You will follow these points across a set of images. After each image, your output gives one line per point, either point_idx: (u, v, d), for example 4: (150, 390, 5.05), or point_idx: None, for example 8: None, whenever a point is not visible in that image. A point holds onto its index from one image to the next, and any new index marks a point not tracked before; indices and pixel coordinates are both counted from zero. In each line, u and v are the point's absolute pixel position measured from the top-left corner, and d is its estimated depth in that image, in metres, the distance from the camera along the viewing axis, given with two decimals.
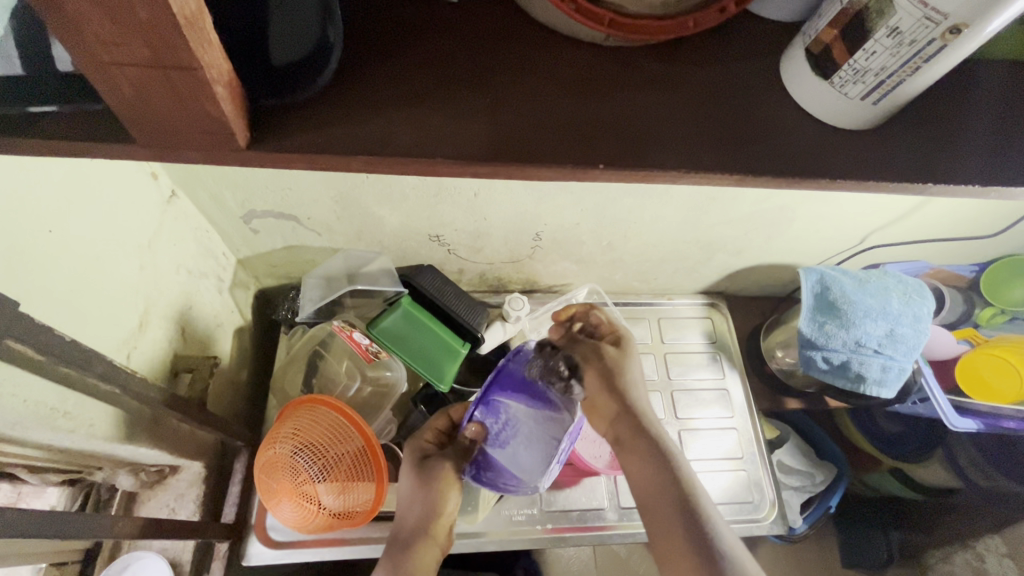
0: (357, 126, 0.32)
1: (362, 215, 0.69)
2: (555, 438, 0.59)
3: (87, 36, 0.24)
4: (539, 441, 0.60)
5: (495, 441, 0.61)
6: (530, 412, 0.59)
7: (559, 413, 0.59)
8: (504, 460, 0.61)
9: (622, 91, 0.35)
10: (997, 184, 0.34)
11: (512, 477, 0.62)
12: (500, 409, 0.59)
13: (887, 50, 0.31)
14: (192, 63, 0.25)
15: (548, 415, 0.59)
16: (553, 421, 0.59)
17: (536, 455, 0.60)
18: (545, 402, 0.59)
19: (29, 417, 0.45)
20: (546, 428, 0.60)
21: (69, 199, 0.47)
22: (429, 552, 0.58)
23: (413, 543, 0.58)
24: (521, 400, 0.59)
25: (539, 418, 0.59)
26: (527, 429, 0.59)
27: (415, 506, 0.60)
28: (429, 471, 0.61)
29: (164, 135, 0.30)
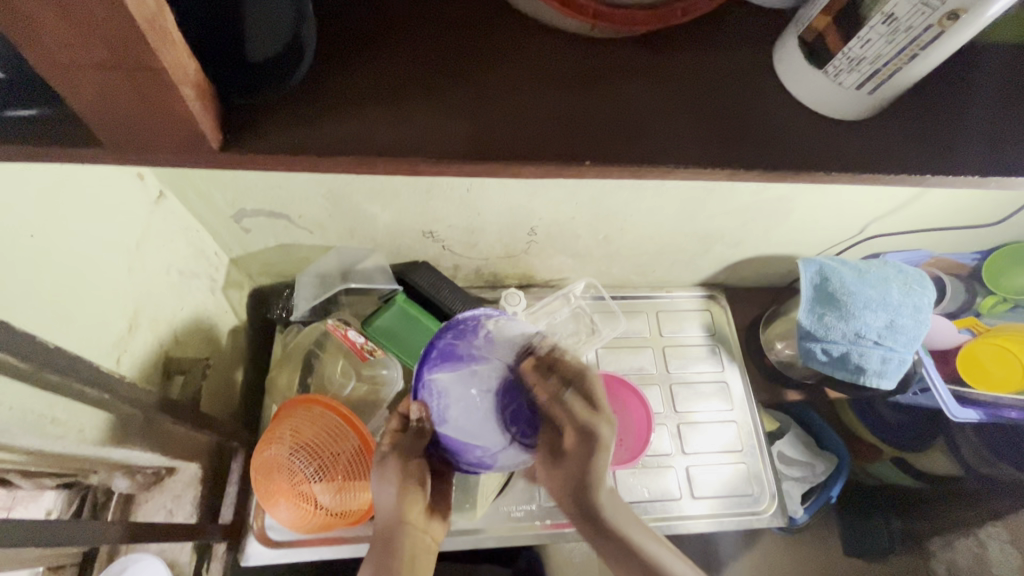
0: (332, 125, 0.32)
1: (354, 212, 0.68)
2: (490, 388, 0.44)
3: (44, 36, 0.23)
4: (474, 401, 0.44)
5: (439, 419, 0.46)
6: (458, 378, 0.45)
7: (493, 371, 0.44)
8: (460, 437, 0.45)
9: (610, 86, 0.34)
10: (997, 173, 0.33)
11: (479, 453, 0.46)
12: (429, 379, 0.46)
13: (883, 37, 0.30)
14: (154, 64, 0.24)
15: (485, 377, 0.44)
16: (483, 369, 0.45)
17: (480, 417, 0.44)
18: (470, 358, 0.45)
19: (16, 424, 0.45)
20: (486, 389, 0.44)
21: (51, 203, 0.46)
22: (419, 557, 0.50)
23: (395, 547, 0.49)
24: (447, 365, 0.45)
25: (463, 377, 0.45)
26: (459, 391, 0.45)
27: (385, 504, 0.50)
28: (387, 466, 0.50)
29: (133, 137, 0.29)
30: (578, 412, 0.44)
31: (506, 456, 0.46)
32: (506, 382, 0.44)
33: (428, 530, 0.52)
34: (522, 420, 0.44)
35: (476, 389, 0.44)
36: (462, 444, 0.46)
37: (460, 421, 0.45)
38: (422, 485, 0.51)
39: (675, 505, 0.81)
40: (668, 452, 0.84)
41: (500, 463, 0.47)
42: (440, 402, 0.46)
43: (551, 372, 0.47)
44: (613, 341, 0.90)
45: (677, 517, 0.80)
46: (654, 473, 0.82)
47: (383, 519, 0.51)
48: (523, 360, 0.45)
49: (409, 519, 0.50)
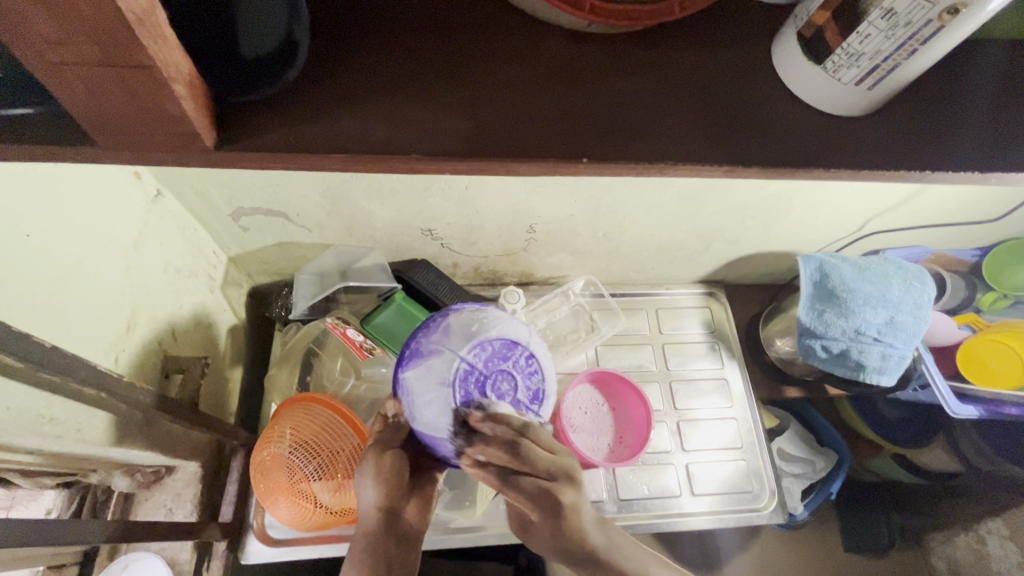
0: (328, 123, 0.31)
1: (351, 210, 0.68)
2: (450, 376, 0.45)
3: (33, 32, 0.22)
4: (438, 390, 0.45)
5: (409, 417, 0.46)
6: (421, 371, 0.46)
7: (452, 359, 0.46)
8: (431, 430, 0.44)
9: (606, 82, 0.34)
10: (997, 170, 0.33)
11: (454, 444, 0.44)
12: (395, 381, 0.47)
13: (882, 32, 0.29)
14: (145, 61, 0.24)
15: (444, 364, 0.46)
16: (441, 361, 0.46)
17: (446, 405, 0.44)
18: (427, 352, 0.47)
19: (14, 424, 0.44)
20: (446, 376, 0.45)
21: (46, 202, 0.45)
22: (405, 550, 0.48)
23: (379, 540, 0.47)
24: (411, 363, 0.47)
25: (423, 372, 0.46)
26: (423, 386, 0.45)
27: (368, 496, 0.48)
28: (367, 461, 0.49)
29: (126, 136, 0.29)
30: (532, 490, 0.40)
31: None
32: (466, 367, 0.46)
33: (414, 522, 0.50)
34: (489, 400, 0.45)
35: (437, 377, 0.45)
36: (434, 440, 0.44)
37: (428, 414, 0.44)
38: (403, 476, 0.49)
39: (674, 502, 0.81)
40: (667, 449, 0.84)
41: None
42: (408, 402, 0.46)
43: (513, 355, 0.48)
44: (612, 338, 0.90)
45: (677, 514, 0.80)
46: (654, 471, 0.82)
47: (366, 514, 0.49)
48: (481, 346, 0.47)
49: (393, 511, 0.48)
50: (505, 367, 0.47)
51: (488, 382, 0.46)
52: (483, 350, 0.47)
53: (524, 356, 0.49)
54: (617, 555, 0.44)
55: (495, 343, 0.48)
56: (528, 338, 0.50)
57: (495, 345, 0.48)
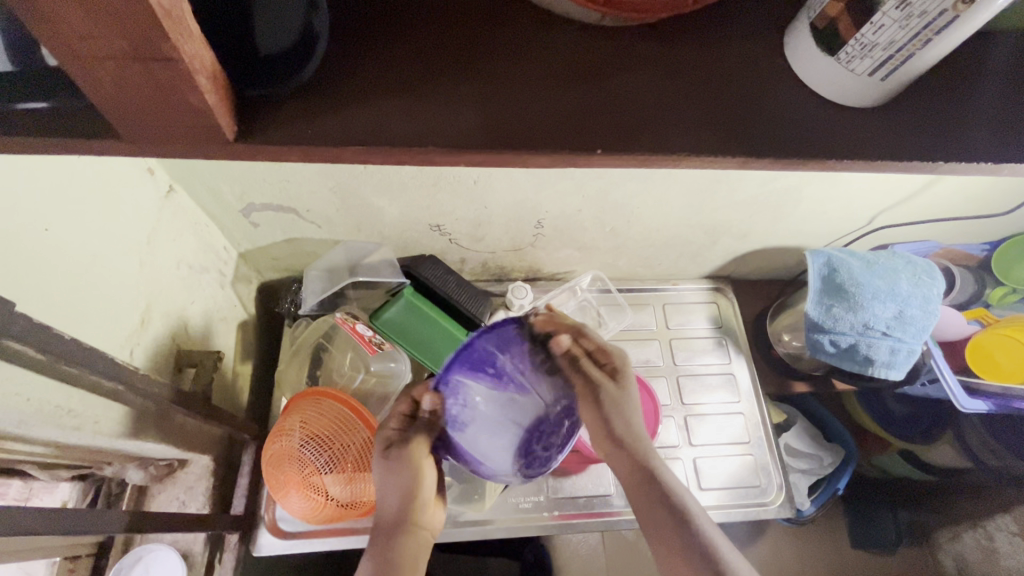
0: (344, 117, 0.32)
1: (361, 206, 0.69)
2: (524, 424, 0.49)
3: (63, 26, 0.23)
4: (503, 426, 0.49)
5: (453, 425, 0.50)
6: (492, 397, 0.48)
7: (529, 400, 0.48)
8: (470, 447, 0.50)
9: (618, 74, 0.34)
10: (1009, 161, 0.33)
11: (485, 465, 0.51)
12: (459, 386, 0.48)
13: (896, 23, 0.30)
14: (171, 54, 0.24)
15: (518, 402, 0.48)
16: (526, 404, 0.48)
17: (502, 440, 0.49)
18: (509, 382, 0.48)
19: (34, 415, 0.45)
20: (515, 415, 0.48)
21: (64, 197, 0.46)
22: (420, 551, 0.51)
23: (403, 540, 0.50)
24: (484, 378, 0.47)
25: (502, 403, 0.48)
26: (492, 412, 0.48)
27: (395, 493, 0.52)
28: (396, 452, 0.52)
29: (150, 128, 0.29)
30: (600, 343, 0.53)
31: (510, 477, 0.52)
32: (542, 419, 0.49)
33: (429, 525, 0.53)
34: (539, 454, 0.51)
35: (506, 413, 0.48)
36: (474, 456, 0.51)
37: (478, 435, 0.49)
38: (430, 476, 0.53)
39: None
40: (675, 443, 0.84)
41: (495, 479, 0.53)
42: (464, 409, 0.49)
43: (573, 417, 0.52)
44: (620, 333, 0.90)
45: None
46: None
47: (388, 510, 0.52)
48: (558, 400, 0.50)
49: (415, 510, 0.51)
50: (563, 429, 0.52)
51: (547, 435, 0.50)
52: (558, 404, 0.50)
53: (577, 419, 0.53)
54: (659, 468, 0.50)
55: (564, 408, 0.51)
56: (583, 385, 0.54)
57: (568, 397, 0.51)
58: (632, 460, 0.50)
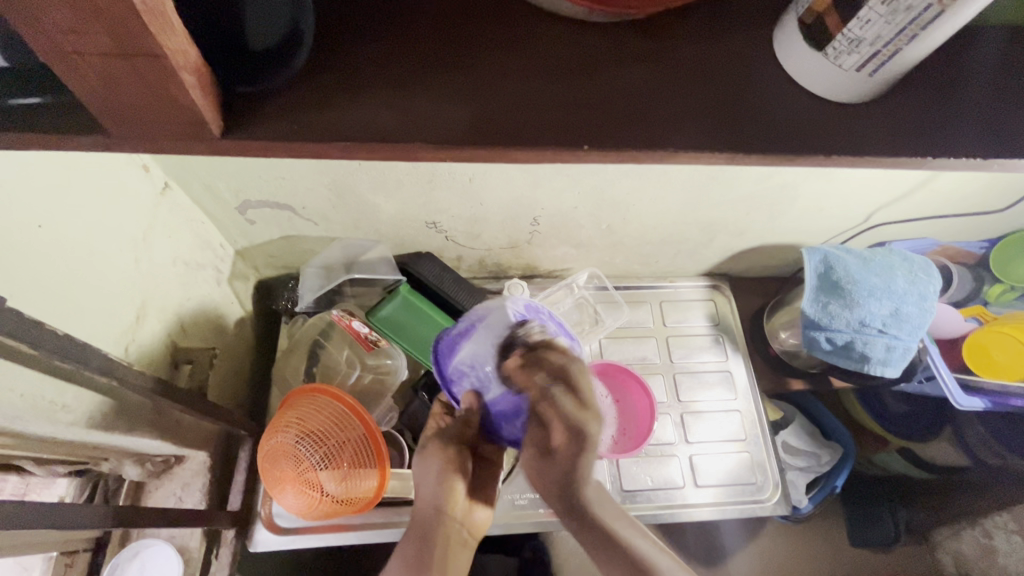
0: (332, 112, 0.32)
1: (356, 203, 0.69)
2: (515, 323, 0.50)
3: (46, 23, 0.23)
4: (506, 343, 0.49)
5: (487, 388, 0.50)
6: (478, 340, 0.50)
7: (501, 314, 0.51)
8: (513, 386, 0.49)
9: (607, 70, 0.34)
10: (999, 155, 0.33)
11: None
12: (460, 364, 0.51)
13: (882, 18, 0.30)
14: (155, 50, 0.24)
15: (494, 323, 0.51)
16: (507, 315, 0.51)
17: (519, 352, 0.49)
18: (473, 326, 0.51)
19: (28, 411, 0.45)
20: (505, 328, 0.50)
21: (57, 193, 0.46)
22: (456, 552, 0.50)
23: (437, 539, 0.50)
24: (466, 342, 0.51)
25: (484, 337, 0.50)
26: (491, 346, 0.50)
27: (428, 493, 0.52)
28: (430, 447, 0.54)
29: (136, 125, 0.29)
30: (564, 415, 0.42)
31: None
32: (522, 314, 0.52)
33: (467, 527, 0.52)
34: (554, 339, 0.52)
35: (496, 335, 0.50)
36: None
37: (503, 372, 0.49)
38: (463, 469, 0.53)
39: (678, 493, 0.81)
40: (671, 441, 0.84)
41: None
42: (479, 371, 0.50)
43: (546, 307, 0.56)
44: (616, 331, 0.90)
45: (681, 505, 0.80)
46: (658, 463, 0.83)
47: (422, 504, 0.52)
48: (516, 304, 0.53)
49: (449, 509, 0.51)
50: (547, 316, 0.54)
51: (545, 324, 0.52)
52: (522, 305, 0.53)
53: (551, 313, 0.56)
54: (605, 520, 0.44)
55: (526, 306, 0.54)
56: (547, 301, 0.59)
57: (531, 301, 0.55)
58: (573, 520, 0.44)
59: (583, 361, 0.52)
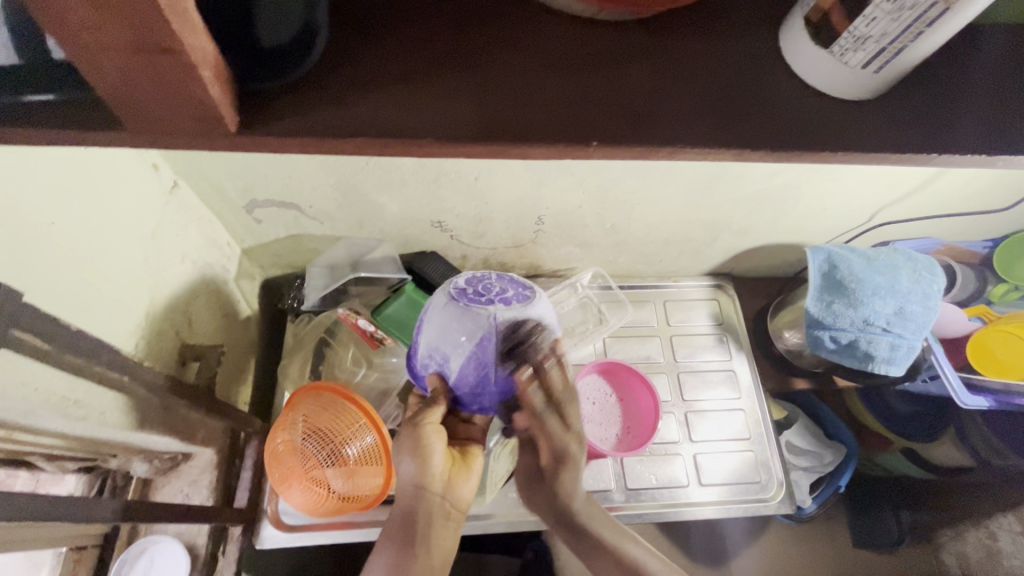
0: (344, 109, 0.32)
1: (362, 202, 0.69)
2: (451, 302, 0.50)
3: (70, 20, 0.24)
4: (450, 323, 0.49)
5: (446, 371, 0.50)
6: (426, 329, 0.51)
7: (440, 296, 0.51)
8: (466, 362, 0.49)
9: (613, 68, 0.34)
10: (1002, 152, 0.33)
11: (487, 354, 0.48)
12: (419, 359, 0.52)
13: (888, 15, 0.30)
14: (175, 46, 0.25)
15: (435, 307, 0.51)
16: (445, 297, 0.51)
17: (460, 327, 0.49)
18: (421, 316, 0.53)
19: (40, 406, 0.46)
20: (444, 308, 0.50)
21: (70, 190, 0.47)
22: (439, 529, 0.49)
23: (416, 520, 0.48)
24: (419, 335, 0.52)
25: (429, 323, 0.51)
26: (438, 331, 0.50)
27: (405, 470, 0.49)
28: (406, 437, 0.50)
29: (153, 120, 0.30)
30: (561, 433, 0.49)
31: (519, 327, 0.49)
32: (454, 291, 0.50)
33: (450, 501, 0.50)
34: (494, 300, 0.49)
35: (439, 318, 0.50)
36: (479, 362, 0.48)
37: (451, 351, 0.49)
38: (440, 455, 0.49)
39: (682, 492, 0.81)
40: (675, 440, 0.84)
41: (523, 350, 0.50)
42: (435, 359, 0.50)
43: (485, 272, 0.53)
44: (620, 330, 0.90)
45: (685, 504, 0.80)
46: (661, 461, 0.83)
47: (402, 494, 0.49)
48: (455, 278, 0.53)
49: (428, 488, 0.49)
50: (489, 279, 0.53)
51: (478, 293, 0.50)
52: (461, 277, 0.53)
53: (497, 273, 0.55)
54: (593, 523, 0.53)
55: (469, 275, 0.53)
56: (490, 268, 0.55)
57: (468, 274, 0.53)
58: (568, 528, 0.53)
59: (524, 316, 0.49)
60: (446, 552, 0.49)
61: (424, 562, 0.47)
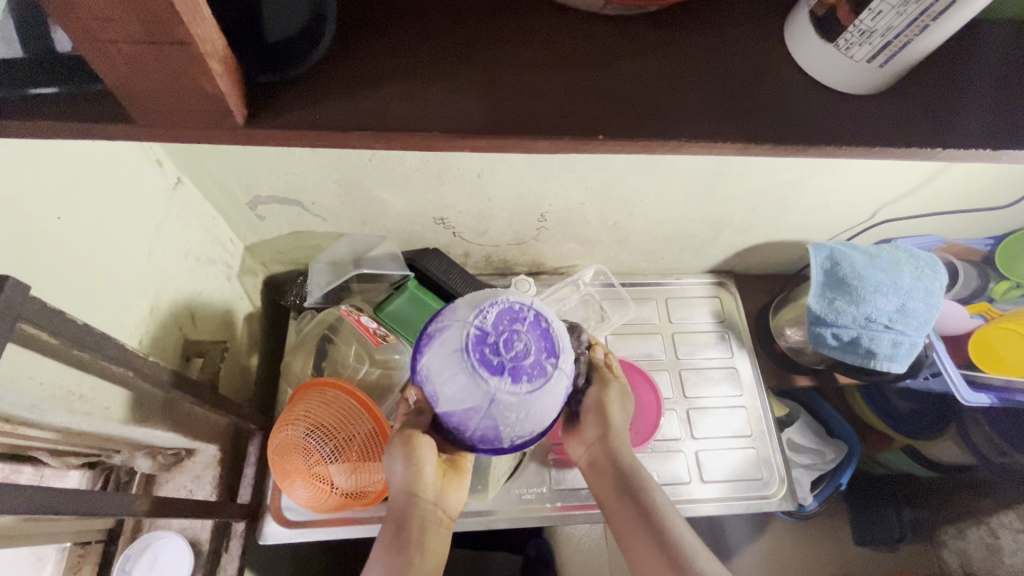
0: (351, 102, 0.32)
1: (365, 198, 0.69)
2: (462, 346, 0.45)
3: (81, 12, 0.24)
4: (451, 365, 0.46)
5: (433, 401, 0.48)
6: (429, 350, 0.48)
7: (455, 328, 0.47)
8: (449, 408, 0.46)
9: (618, 61, 0.34)
10: (1009, 147, 0.33)
11: (472, 414, 0.45)
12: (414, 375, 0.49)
13: (893, 10, 0.30)
14: (184, 37, 0.25)
15: (447, 335, 0.47)
16: (459, 333, 0.46)
17: (460, 378, 0.45)
18: (431, 331, 0.49)
19: (46, 399, 0.46)
20: (455, 346, 0.46)
21: (75, 185, 0.47)
22: (430, 534, 0.51)
23: (408, 525, 0.50)
24: (422, 351, 0.49)
25: (434, 349, 0.47)
26: (437, 364, 0.47)
27: (396, 477, 0.52)
28: (397, 444, 0.52)
29: (161, 114, 0.30)
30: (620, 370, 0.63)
31: (518, 408, 0.45)
32: (473, 335, 0.46)
33: (441, 508, 0.53)
34: (506, 365, 0.45)
35: (445, 351, 0.46)
36: (460, 414, 0.46)
37: (441, 391, 0.46)
38: (430, 462, 0.52)
39: (683, 488, 0.81)
40: (677, 437, 0.84)
41: (515, 425, 0.46)
42: (425, 385, 0.48)
43: (521, 316, 0.48)
44: (622, 327, 0.90)
45: (686, 501, 0.81)
46: (663, 458, 0.83)
47: (395, 499, 0.52)
48: (486, 311, 0.47)
49: (419, 494, 0.51)
50: (519, 329, 0.47)
51: (495, 350, 0.45)
52: (491, 312, 0.47)
53: (533, 318, 0.48)
54: (638, 472, 0.54)
55: (499, 313, 0.47)
56: (528, 305, 0.49)
57: (501, 310, 0.48)
58: (612, 459, 0.56)
59: (532, 396, 0.45)
60: (439, 555, 0.51)
61: (418, 565, 0.49)
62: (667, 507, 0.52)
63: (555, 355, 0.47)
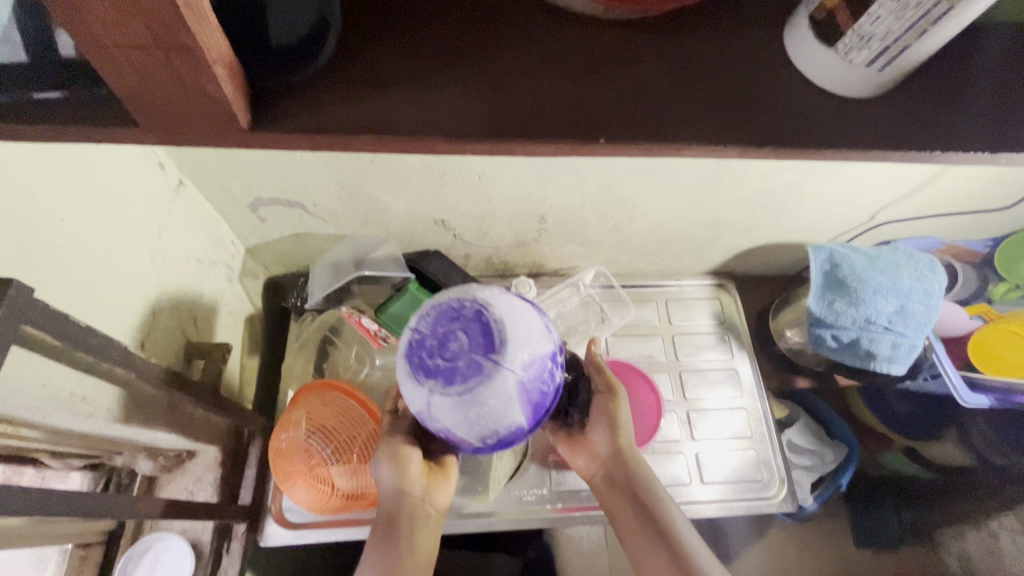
0: (357, 106, 0.33)
1: (366, 200, 0.69)
2: (403, 354, 0.45)
3: (89, 19, 0.24)
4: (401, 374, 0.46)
5: None
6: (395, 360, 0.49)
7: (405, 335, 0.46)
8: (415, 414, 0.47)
9: (620, 64, 0.35)
10: (1006, 150, 0.34)
11: (427, 419, 0.45)
12: None
13: (892, 15, 0.30)
14: (190, 43, 0.25)
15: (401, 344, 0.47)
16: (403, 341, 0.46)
17: (406, 387, 0.45)
18: None
19: (48, 401, 0.46)
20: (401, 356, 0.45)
21: (78, 188, 0.47)
22: (420, 531, 0.52)
23: (399, 522, 0.51)
24: None
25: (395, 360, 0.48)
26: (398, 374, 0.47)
27: (385, 476, 0.53)
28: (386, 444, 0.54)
29: (166, 117, 0.30)
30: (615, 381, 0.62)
31: (461, 411, 0.43)
32: (411, 341, 0.45)
33: (431, 505, 0.54)
34: (442, 367, 0.43)
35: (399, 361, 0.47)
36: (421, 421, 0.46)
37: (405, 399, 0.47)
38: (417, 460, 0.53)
39: (684, 490, 0.81)
40: (677, 438, 0.84)
41: (468, 427, 0.44)
42: None
43: (461, 311, 0.44)
44: (622, 329, 0.90)
45: (687, 502, 0.81)
46: (663, 459, 0.83)
47: (385, 499, 0.53)
48: (427, 314, 0.45)
49: (408, 491, 0.52)
50: (456, 328, 0.43)
51: (429, 354, 0.44)
52: (432, 315, 0.45)
53: (475, 309, 0.44)
54: (651, 486, 0.54)
55: (440, 311, 0.45)
56: (476, 295, 0.45)
57: (442, 309, 0.45)
58: (624, 473, 0.55)
59: (469, 398, 0.42)
60: (429, 552, 0.52)
61: (408, 561, 0.50)
62: (679, 522, 0.53)
63: (495, 348, 0.42)
